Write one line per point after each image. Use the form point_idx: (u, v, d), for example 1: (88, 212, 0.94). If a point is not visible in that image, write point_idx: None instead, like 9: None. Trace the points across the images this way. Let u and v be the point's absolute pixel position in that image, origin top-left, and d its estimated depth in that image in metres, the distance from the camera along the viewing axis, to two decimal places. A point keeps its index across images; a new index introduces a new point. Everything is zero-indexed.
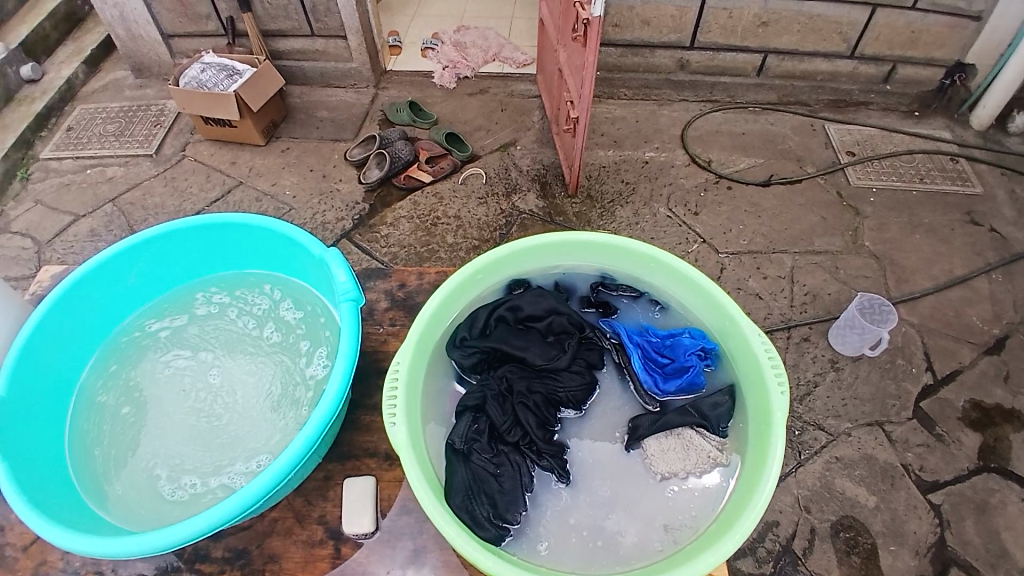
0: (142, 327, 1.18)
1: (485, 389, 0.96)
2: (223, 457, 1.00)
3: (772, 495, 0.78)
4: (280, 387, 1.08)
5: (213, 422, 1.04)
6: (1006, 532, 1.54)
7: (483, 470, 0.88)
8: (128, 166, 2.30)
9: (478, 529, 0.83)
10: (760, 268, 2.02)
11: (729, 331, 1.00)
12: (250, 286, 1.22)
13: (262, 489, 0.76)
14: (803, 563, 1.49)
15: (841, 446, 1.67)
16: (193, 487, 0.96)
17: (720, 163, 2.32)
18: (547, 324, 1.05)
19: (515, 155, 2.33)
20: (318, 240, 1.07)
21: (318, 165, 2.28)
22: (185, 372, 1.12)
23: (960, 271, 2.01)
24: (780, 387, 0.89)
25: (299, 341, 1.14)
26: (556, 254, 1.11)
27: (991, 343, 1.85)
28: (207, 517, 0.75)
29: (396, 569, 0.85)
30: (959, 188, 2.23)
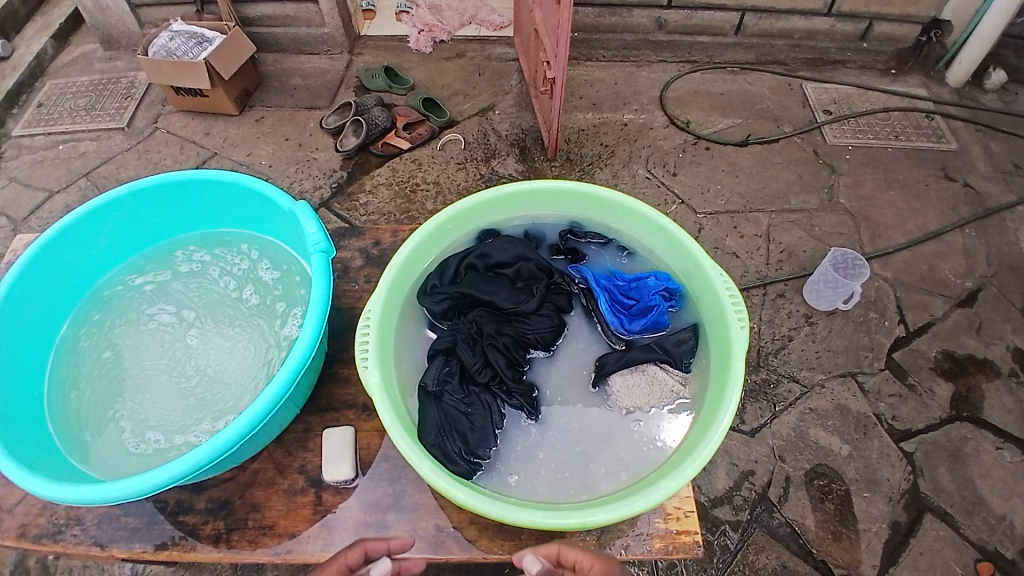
0: (125, 281, 1.18)
1: (456, 333, 0.99)
2: (190, 415, 1.00)
3: (730, 423, 0.81)
4: (253, 348, 1.08)
5: (183, 382, 1.05)
6: (979, 478, 1.60)
7: (455, 409, 0.90)
8: (101, 140, 2.26)
9: (450, 464, 0.86)
10: (738, 227, 2.04)
11: (694, 274, 1.02)
12: (231, 245, 1.22)
13: (238, 433, 0.77)
14: (778, 509, 1.56)
15: (815, 397, 1.72)
16: (157, 442, 0.97)
17: (698, 124, 2.31)
18: (515, 270, 1.06)
19: (494, 120, 2.31)
20: (288, 195, 1.06)
21: (294, 134, 2.26)
22: (165, 329, 1.12)
23: (933, 226, 2.05)
24: (740, 321, 0.91)
25: (275, 303, 1.14)
26: (528, 203, 1.12)
27: (963, 296, 1.90)
28: (183, 463, 0.76)
29: (375, 514, 0.87)
30: (934, 144, 2.26)
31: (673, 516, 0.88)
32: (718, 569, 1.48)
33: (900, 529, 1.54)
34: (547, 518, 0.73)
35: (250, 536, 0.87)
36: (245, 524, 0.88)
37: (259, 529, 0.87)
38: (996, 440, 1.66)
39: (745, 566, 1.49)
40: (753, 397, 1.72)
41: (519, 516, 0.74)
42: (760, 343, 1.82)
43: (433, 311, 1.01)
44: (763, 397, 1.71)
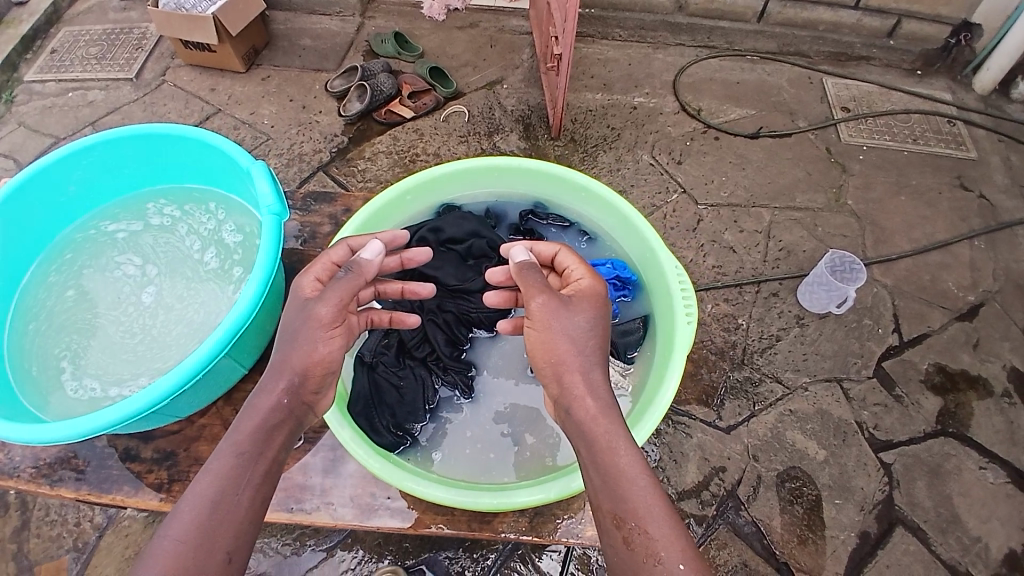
0: (99, 226, 1.21)
1: (398, 306, 1.15)
2: (129, 369, 1.03)
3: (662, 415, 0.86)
4: (203, 313, 1.09)
5: (127, 337, 1.07)
6: (957, 496, 1.57)
7: (387, 382, 1.03)
8: (109, 90, 2.27)
9: (376, 434, 0.98)
10: (738, 221, 2.00)
11: (646, 259, 1.06)
12: (202, 203, 1.22)
13: (173, 387, 0.79)
14: (745, 508, 1.55)
15: (796, 399, 1.70)
16: (93, 391, 1.00)
17: (710, 112, 2.25)
18: (467, 246, 1.16)
19: (501, 94, 2.27)
20: (248, 155, 1.05)
21: (298, 96, 2.25)
22: (126, 281, 1.14)
23: (942, 235, 1.98)
24: (686, 316, 0.94)
25: (233, 268, 1.14)
26: (491, 178, 1.18)
27: (963, 309, 1.84)
28: (117, 411, 0.78)
29: (313, 478, 0.96)
30: (952, 151, 2.17)
31: None
32: None
33: (869, 540, 1.52)
34: (458, 497, 0.85)
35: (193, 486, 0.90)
36: (189, 476, 0.91)
37: None
38: (981, 459, 1.62)
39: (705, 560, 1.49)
40: (733, 394, 1.70)
41: (437, 494, 0.84)
42: (746, 341, 1.79)
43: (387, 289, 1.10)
44: (742, 395, 1.69)
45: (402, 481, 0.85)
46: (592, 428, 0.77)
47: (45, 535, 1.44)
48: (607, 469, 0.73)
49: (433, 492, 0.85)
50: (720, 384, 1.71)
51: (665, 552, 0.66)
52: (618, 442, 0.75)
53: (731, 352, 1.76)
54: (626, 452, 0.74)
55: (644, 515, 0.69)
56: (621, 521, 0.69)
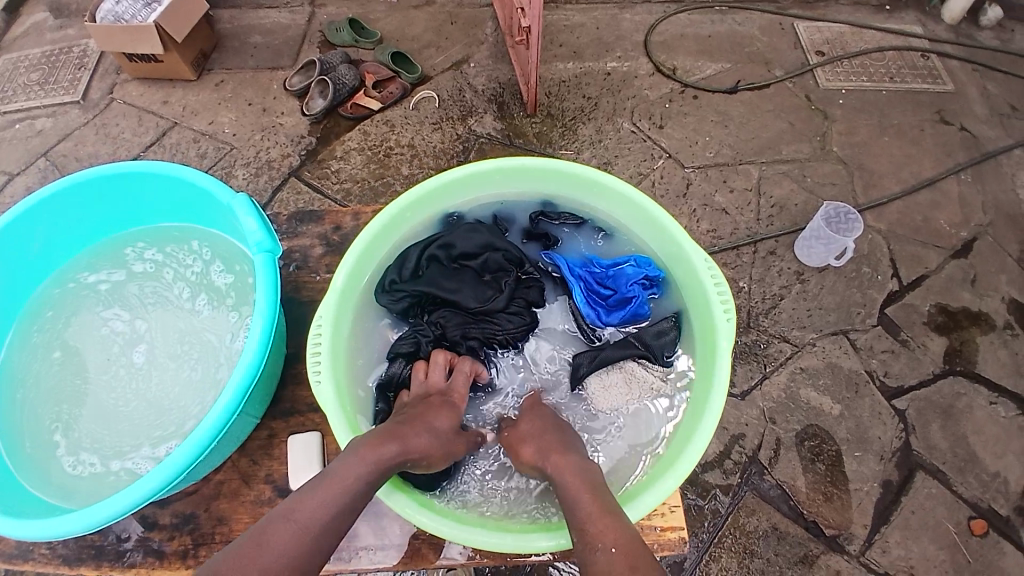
0: (79, 278, 1.17)
1: (417, 335, 1.04)
2: (128, 440, 1.00)
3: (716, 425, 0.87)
4: (203, 366, 1.06)
5: (122, 405, 1.04)
6: (972, 435, 1.60)
7: None
8: (56, 116, 2.12)
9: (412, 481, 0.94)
10: (727, 181, 1.96)
11: (673, 253, 1.07)
12: (184, 243, 1.18)
13: (185, 461, 0.76)
14: (769, 472, 1.55)
15: (806, 356, 1.69)
16: (92, 466, 0.98)
17: (686, 70, 2.18)
18: (481, 262, 1.11)
19: (469, 74, 2.17)
20: (227, 187, 1.01)
21: (256, 98, 2.12)
22: (116, 337, 1.11)
23: (928, 173, 1.97)
24: (726, 315, 0.96)
25: (228, 313, 1.11)
26: (495, 181, 1.15)
27: (958, 247, 1.84)
28: (128, 497, 0.75)
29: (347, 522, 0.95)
30: (930, 86, 2.14)
31: (660, 512, 1.00)
32: (709, 533, 1.50)
33: (892, 488, 1.54)
34: (512, 541, 0.83)
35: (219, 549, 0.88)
36: (212, 539, 0.89)
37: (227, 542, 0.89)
38: (991, 395, 1.65)
39: (736, 529, 1.50)
40: (744, 358, 1.69)
41: (495, 542, 0.83)
42: (750, 304, 1.77)
43: (394, 309, 1.07)
44: (753, 359, 1.68)
45: (458, 534, 0.83)
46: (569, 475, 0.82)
47: None
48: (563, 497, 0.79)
49: (485, 539, 0.83)
50: None
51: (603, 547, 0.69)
52: (566, 473, 0.81)
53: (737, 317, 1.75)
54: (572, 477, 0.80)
55: (587, 520, 0.73)
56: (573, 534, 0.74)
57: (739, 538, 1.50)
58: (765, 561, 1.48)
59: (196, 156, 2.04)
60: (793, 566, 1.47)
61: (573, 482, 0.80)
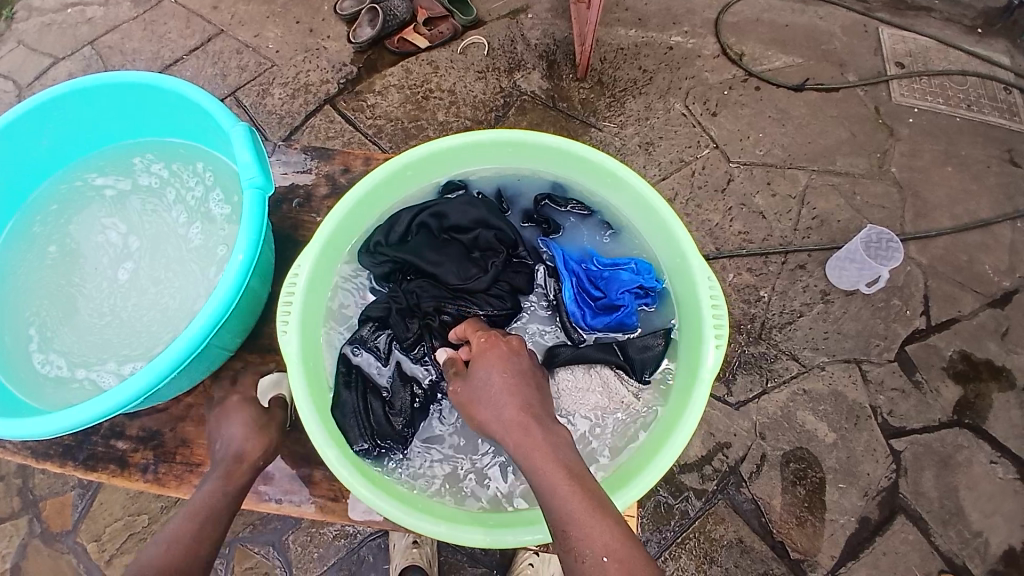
0: (87, 179, 1.20)
1: (392, 302, 1.03)
2: (97, 354, 1.05)
3: (677, 456, 0.85)
4: (184, 294, 1.08)
5: (98, 319, 1.09)
6: (964, 490, 1.54)
7: (371, 395, 0.99)
8: (109, 7, 2.10)
9: (352, 442, 0.96)
10: (770, 183, 1.86)
11: (677, 265, 1.01)
12: (190, 163, 1.18)
13: (137, 391, 0.83)
14: (747, 485, 1.53)
15: (811, 378, 1.63)
16: (61, 369, 1.05)
17: (754, 58, 2.04)
18: (472, 238, 1.08)
19: (524, 25, 2.06)
20: (230, 115, 1.01)
21: (305, 17, 2.07)
22: (109, 247, 1.15)
23: (986, 213, 1.84)
24: (717, 341, 0.91)
25: (217, 247, 1.11)
26: (507, 154, 1.09)
27: (997, 295, 1.73)
28: (87, 411, 0.83)
29: (302, 468, 1.01)
30: (1006, 122, 1.97)
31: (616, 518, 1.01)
32: (673, 531, 1.50)
33: (868, 526, 1.51)
34: (447, 528, 0.83)
35: (178, 467, 1.00)
36: (173, 457, 1.00)
37: (187, 463, 1.00)
38: (993, 453, 1.58)
39: (700, 534, 1.50)
40: (747, 369, 1.64)
41: (427, 527, 0.84)
42: (766, 315, 1.70)
43: (375, 272, 1.05)
44: (756, 371, 1.63)
45: (387, 509, 0.83)
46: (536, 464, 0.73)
47: (48, 473, 1.52)
48: (540, 486, 0.71)
49: (425, 524, 0.84)
50: (733, 358, 1.65)
51: (594, 556, 0.64)
52: (538, 459, 0.73)
53: (749, 325, 1.69)
54: (547, 464, 0.72)
55: (569, 520, 0.67)
56: (555, 532, 0.68)
57: (703, 543, 1.49)
58: (722, 570, 1.48)
59: (236, 68, 2.01)
60: None
61: (550, 470, 0.72)
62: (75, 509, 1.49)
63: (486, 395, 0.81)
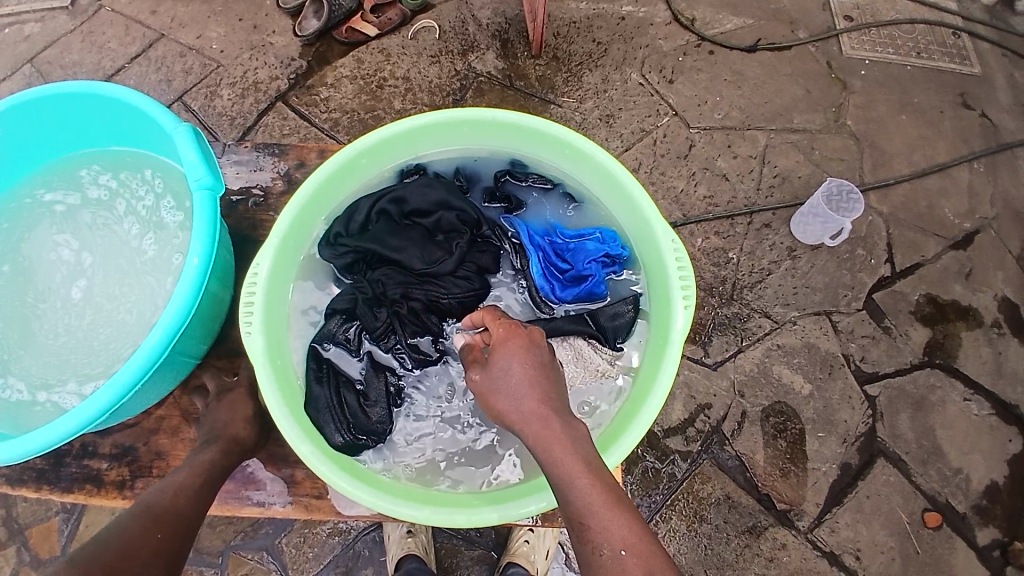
0: (33, 196, 1.16)
1: (357, 294, 1.03)
2: (58, 375, 1.03)
3: (653, 416, 0.87)
4: (144, 307, 1.06)
5: (56, 339, 1.06)
6: (941, 429, 1.60)
7: (344, 389, 0.99)
8: (45, 21, 2.01)
9: (330, 436, 0.94)
10: (731, 146, 1.88)
11: (640, 231, 1.02)
12: (138, 170, 1.15)
13: (101, 407, 0.81)
14: (729, 442, 1.56)
15: (784, 333, 1.67)
16: (21, 394, 1.02)
17: (704, 22, 2.04)
18: (434, 221, 1.08)
19: (474, 5, 2.03)
20: (172, 117, 0.98)
21: (248, 14, 2.01)
22: (61, 265, 1.11)
23: (941, 158, 1.88)
24: (684, 303, 0.92)
25: (173, 255, 1.08)
26: (462, 134, 1.09)
27: (958, 238, 1.78)
28: (50, 433, 0.81)
29: (286, 467, 1.01)
30: (955, 67, 2.01)
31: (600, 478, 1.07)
32: (662, 495, 1.53)
33: (849, 471, 1.56)
34: (430, 513, 0.83)
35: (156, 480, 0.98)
36: (149, 471, 0.99)
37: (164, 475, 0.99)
38: (965, 391, 1.63)
39: (689, 494, 1.53)
40: (721, 330, 1.67)
41: (409, 513, 0.83)
42: (736, 276, 1.73)
43: (337, 264, 1.04)
44: (729, 331, 1.66)
45: (370, 499, 0.83)
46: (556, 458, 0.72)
47: (30, 500, 1.48)
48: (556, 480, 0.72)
49: (406, 509, 0.83)
50: (708, 321, 1.67)
51: (612, 548, 0.68)
52: (559, 453, 0.72)
53: (720, 288, 1.71)
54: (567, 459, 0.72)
55: (586, 513, 0.69)
56: (572, 523, 0.71)
57: (692, 503, 1.53)
58: (712, 527, 1.51)
59: (182, 72, 1.95)
60: (740, 535, 1.51)
61: (567, 464, 0.72)
62: (61, 534, 1.46)
63: (503, 384, 0.79)
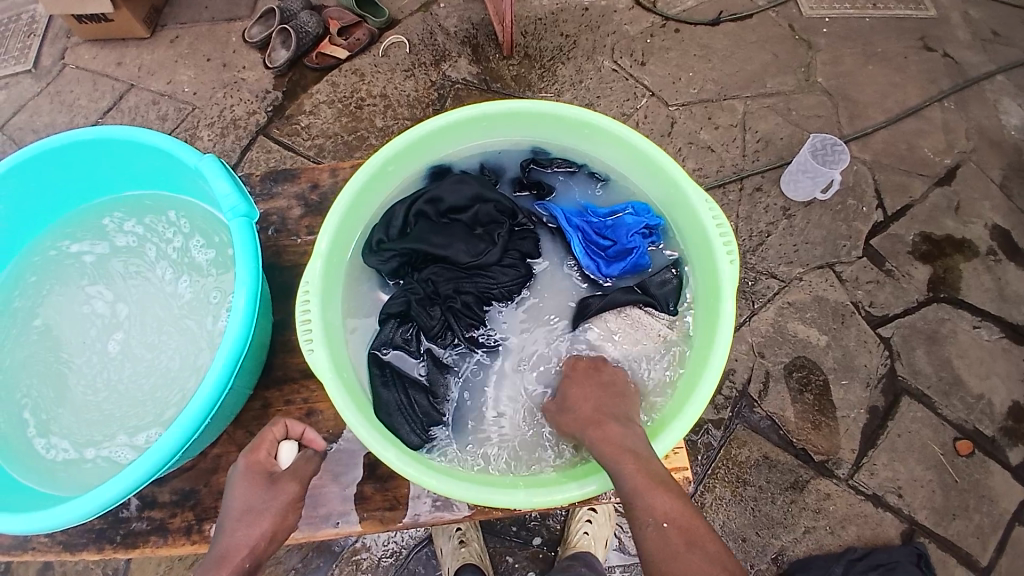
0: (59, 247, 1.15)
1: (409, 295, 1.05)
2: (103, 430, 1.01)
3: (720, 372, 0.88)
4: (185, 351, 1.05)
5: (98, 394, 1.04)
6: (957, 359, 1.64)
7: (412, 391, 1.00)
8: (9, 87, 1.98)
9: (405, 439, 0.96)
10: (712, 117, 1.92)
11: (672, 198, 1.04)
12: (161, 213, 1.15)
13: (168, 449, 0.80)
14: (759, 403, 1.59)
15: (794, 290, 1.70)
16: (67, 452, 1.00)
17: (666, 2, 2.08)
18: (473, 214, 1.10)
19: (439, 16, 2.05)
20: (193, 150, 0.98)
21: (215, 53, 2.00)
22: (96, 317, 1.10)
23: (914, 101, 1.95)
24: (730, 258, 0.94)
25: (208, 295, 1.08)
26: (482, 130, 1.11)
27: (942, 174, 1.84)
28: (118, 484, 0.80)
29: (349, 488, 1.00)
30: (913, 12, 2.08)
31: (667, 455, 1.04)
32: (703, 465, 1.54)
33: (878, 413, 1.59)
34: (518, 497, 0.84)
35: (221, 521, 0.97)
36: (213, 513, 0.97)
37: None
38: (974, 319, 1.68)
39: (728, 460, 1.55)
40: None
41: (511, 500, 0.83)
42: (737, 242, 1.76)
43: (383, 270, 1.06)
44: (741, 295, 1.69)
45: (459, 493, 0.83)
46: (605, 445, 0.83)
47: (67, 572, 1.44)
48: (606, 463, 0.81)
49: (497, 498, 0.83)
50: None
51: (659, 522, 0.73)
52: (611, 441, 0.83)
53: None
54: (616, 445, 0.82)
55: (635, 493, 0.76)
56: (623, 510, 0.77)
57: (733, 468, 1.55)
58: (757, 488, 1.53)
59: (156, 119, 1.93)
60: (785, 490, 1.53)
61: (615, 452, 0.81)
62: None
63: (562, 404, 0.95)
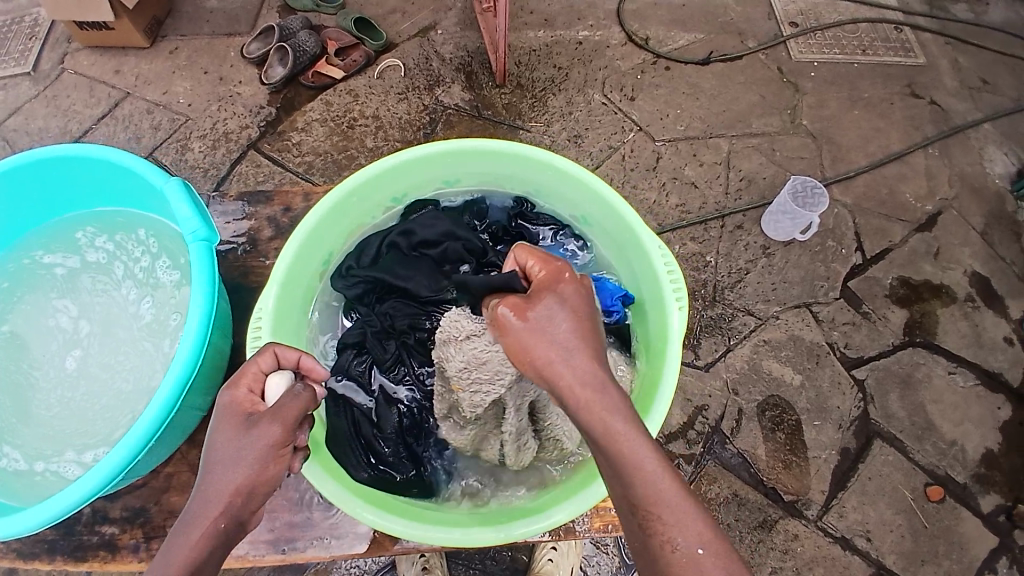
0: (31, 257, 1.17)
1: (366, 327, 1.09)
2: (55, 445, 1.01)
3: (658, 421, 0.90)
4: (140, 372, 1.05)
5: (52, 408, 1.04)
6: (931, 404, 1.65)
7: (363, 423, 1.02)
8: (7, 89, 2.01)
9: (353, 471, 0.97)
10: (696, 154, 1.95)
11: (631, 249, 1.06)
12: (132, 231, 1.16)
13: (113, 468, 0.80)
14: (730, 440, 1.59)
15: (769, 329, 1.72)
16: (18, 464, 1.00)
17: (659, 40, 2.13)
18: (441, 251, 1.12)
19: (436, 42, 2.09)
20: (162, 173, 1.00)
21: (213, 66, 2.03)
22: (57, 332, 1.11)
23: (896, 147, 1.99)
24: (678, 305, 0.96)
25: (169, 317, 1.08)
26: (464, 167, 1.14)
27: (922, 220, 1.87)
28: (60, 501, 0.80)
29: (302, 513, 1.00)
30: (900, 60, 2.13)
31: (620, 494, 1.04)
32: None
33: (849, 456, 1.60)
34: (457, 534, 0.85)
35: None
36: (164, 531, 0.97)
37: None
38: (950, 364, 1.70)
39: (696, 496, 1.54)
40: (708, 332, 1.71)
41: (448, 537, 0.84)
42: (716, 278, 1.78)
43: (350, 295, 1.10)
44: (717, 332, 1.70)
45: (399, 529, 0.84)
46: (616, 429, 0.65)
47: None
48: (615, 455, 0.65)
49: (437, 533, 0.84)
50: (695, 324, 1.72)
51: (685, 540, 0.62)
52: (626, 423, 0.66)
53: (702, 291, 1.76)
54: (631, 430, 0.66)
55: (660, 502, 0.63)
56: (634, 510, 0.64)
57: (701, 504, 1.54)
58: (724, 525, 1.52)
59: (149, 128, 1.96)
60: (752, 530, 1.53)
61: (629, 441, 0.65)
62: None
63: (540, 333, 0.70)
